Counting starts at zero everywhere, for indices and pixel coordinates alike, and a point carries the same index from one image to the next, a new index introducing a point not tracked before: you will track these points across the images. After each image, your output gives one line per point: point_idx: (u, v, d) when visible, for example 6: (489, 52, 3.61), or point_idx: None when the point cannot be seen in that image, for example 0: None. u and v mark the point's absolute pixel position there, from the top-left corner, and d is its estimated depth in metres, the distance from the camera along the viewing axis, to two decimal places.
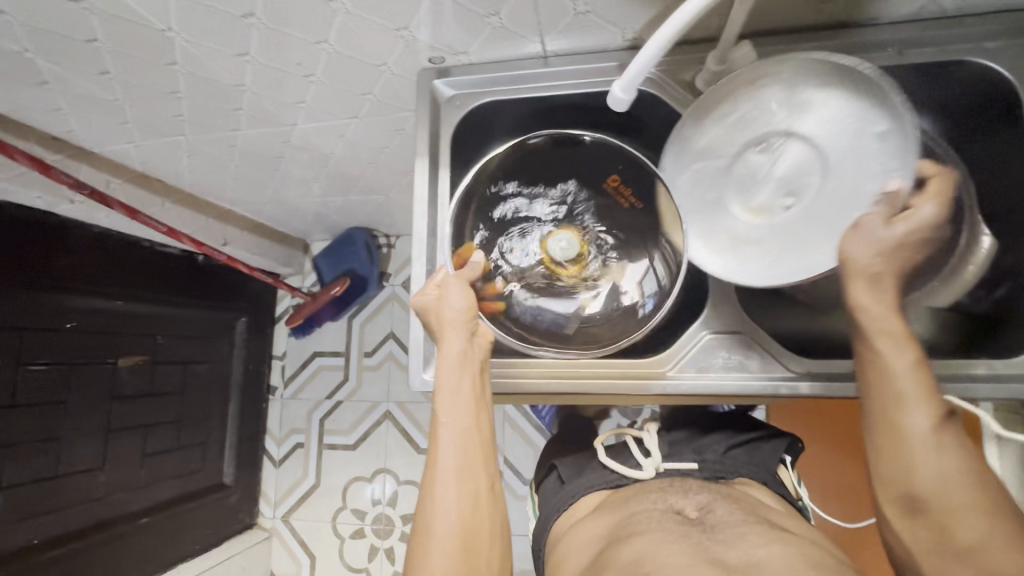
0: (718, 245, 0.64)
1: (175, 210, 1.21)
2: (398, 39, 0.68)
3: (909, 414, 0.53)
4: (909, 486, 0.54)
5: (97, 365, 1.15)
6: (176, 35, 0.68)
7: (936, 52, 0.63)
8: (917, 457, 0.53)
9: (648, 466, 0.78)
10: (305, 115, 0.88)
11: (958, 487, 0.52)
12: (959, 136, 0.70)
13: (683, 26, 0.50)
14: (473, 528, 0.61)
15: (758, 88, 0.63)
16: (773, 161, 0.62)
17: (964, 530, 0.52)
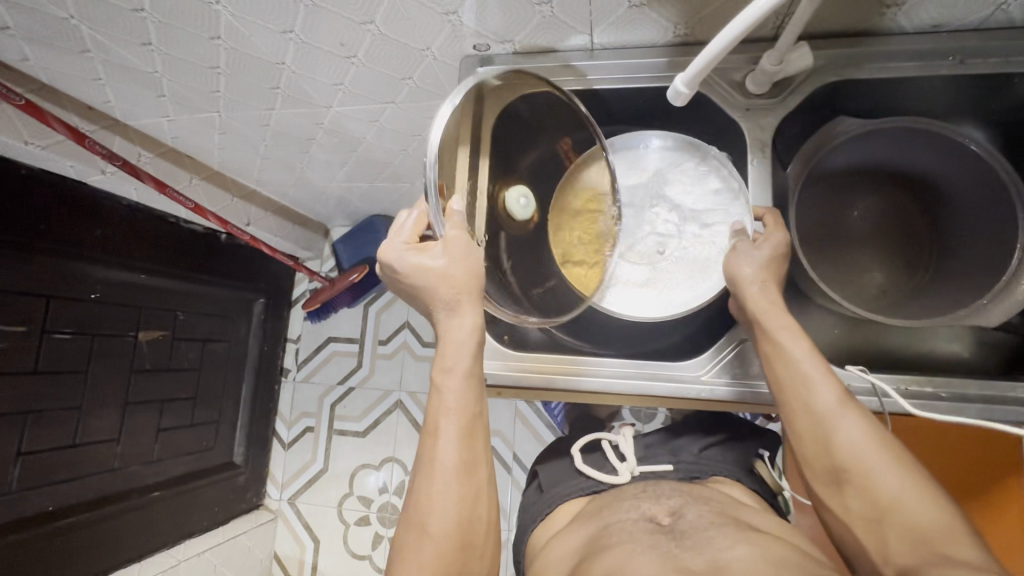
0: (614, 286, 0.74)
1: (202, 187, 1.21)
2: (445, 24, 0.67)
3: (818, 394, 0.58)
4: (836, 465, 0.57)
5: (118, 338, 1.15)
6: (223, 9, 0.68)
7: (999, 64, 0.62)
8: (833, 435, 0.57)
9: (622, 468, 0.78)
10: (341, 97, 0.88)
11: (881, 462, 0.55)
12: (1015, 152, 0.68)
13: (755, 21, 0.47)
14: (465, 520, 0.60)
15: (623, 157, 0.78)
16: (639, 220, 0.76)
17: (882, 495, 0.54)
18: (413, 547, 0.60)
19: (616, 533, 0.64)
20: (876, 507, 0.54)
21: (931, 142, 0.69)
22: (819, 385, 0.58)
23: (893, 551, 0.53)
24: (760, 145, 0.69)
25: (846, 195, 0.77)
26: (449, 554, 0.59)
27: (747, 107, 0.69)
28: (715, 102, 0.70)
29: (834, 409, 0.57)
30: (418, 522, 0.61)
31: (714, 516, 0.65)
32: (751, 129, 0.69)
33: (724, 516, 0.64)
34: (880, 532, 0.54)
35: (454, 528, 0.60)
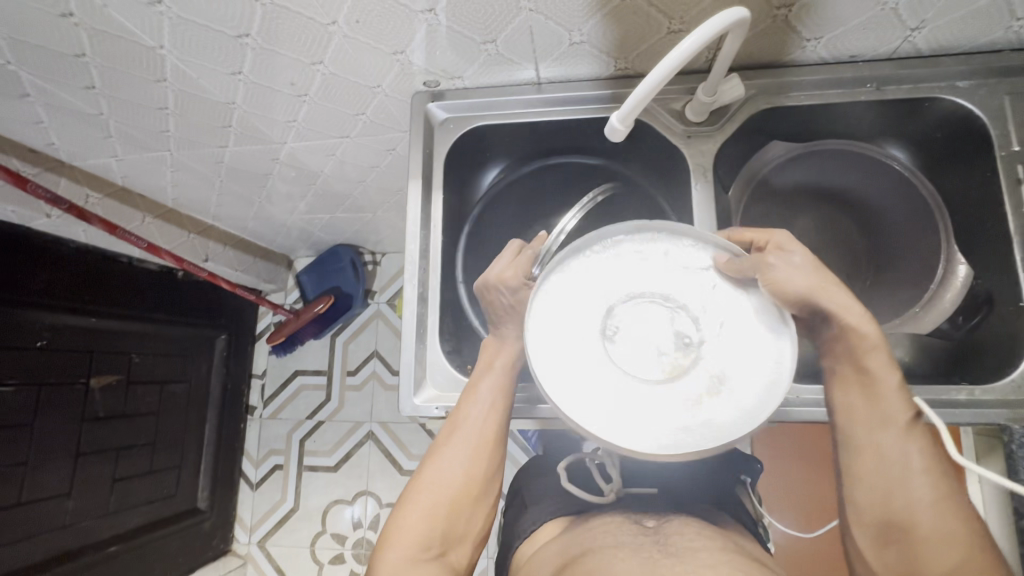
0: (691, 425, 0.52)
1: (156, 225, 1.18)
2: (394, 63, 0.69)
3: (898, 443, 0.55)
4: (894, 519, 0.54)
5: (68, 386, 1.10)
6: (169, 53, 0.68)
7: (911, 90, 0.67)
8: (902, 485, 0.54)
9: (609, 488, 0.76)
10: (296, 134, 0.88)
11: (948, 533, 0.52)
12: (935, 168, 0.73)
13: (691, 53, 0.50)
14: (469, 489, 0.63)
15: (540, 295, 0.57)
16: (644, 334, 0.57)
17: (936, 559, 0.52)
18: (419, 490, 0.62)
19: (598, 544, 0.64)
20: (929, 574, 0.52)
21: (853, 163, 0.75)
22: (895, 422, 0.56)
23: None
24: (703, 169, 0.70)
25: (785, 220, 0.78)
26: (448, 509, 0.61)
27: (687, 135, 0.71)
28: (659, 131, 0.72)
29: (911, 461, 0.55)
30: (429, 469, 0.64)
31: (703, 534, 0.65)
32: (692, 155, 0.71)
33: (700, 531, 0.66)
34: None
35: (459, 489, 0.62)
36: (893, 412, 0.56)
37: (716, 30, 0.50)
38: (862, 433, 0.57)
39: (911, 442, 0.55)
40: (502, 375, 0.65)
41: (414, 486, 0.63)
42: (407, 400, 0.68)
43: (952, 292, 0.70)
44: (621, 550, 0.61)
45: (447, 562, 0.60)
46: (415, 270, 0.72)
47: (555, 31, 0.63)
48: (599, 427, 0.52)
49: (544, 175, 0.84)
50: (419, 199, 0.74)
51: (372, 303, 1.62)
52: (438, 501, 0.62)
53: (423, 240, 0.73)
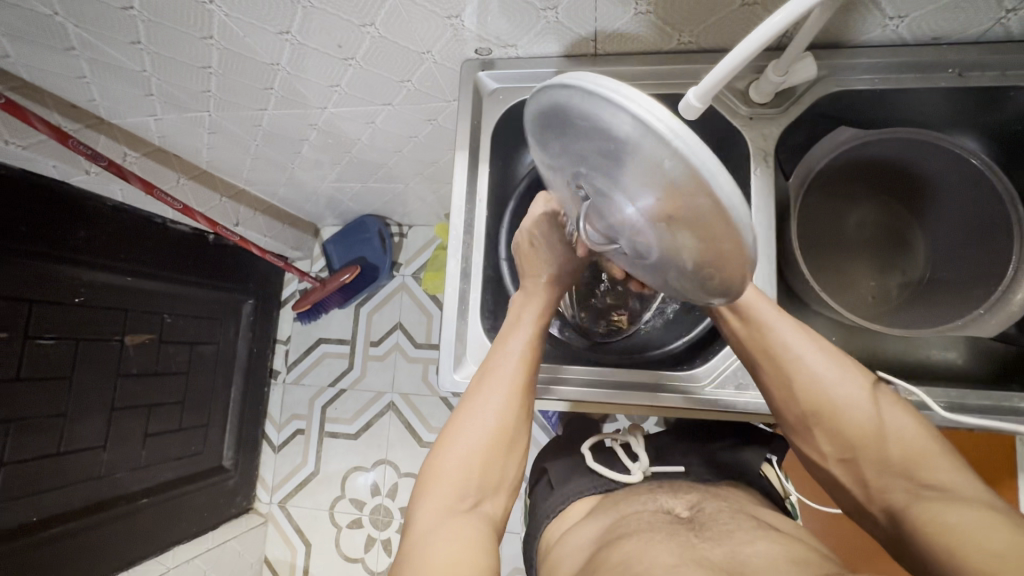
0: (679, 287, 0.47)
1: (190, 187, 1.18)
2: (447, 28, 0.66)
3: (792, 347, 0.58)
4: (813, 412, 0.57)
5: (103, 342, 1.12)
6: (217, 9, 0.66)
7: (997, 77, 0.63)
8: (803, 376, 0.57)
9: (636, 468, 0.78)
10: (337, 99, 0.86)
11: (866, 405, 0.56)
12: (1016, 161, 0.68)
13: (781, 29, 0.46)
14: (502, 437, 0.61)
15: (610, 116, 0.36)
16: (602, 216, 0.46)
17: (854, 427, 0.55)
18: (449, 442, 0.61)
19: (632, 528, 0.64)
20: (862, 450, 0.55)
21: (918, 151, 0.70)
22: (781, 330, 0.59)
23: (879, 487, 0.54)
24: (763, 154, 0.67)
25: (842, 196, 0.78)
26: (480, 458, 0.59)
27: (749, 117, 0.68)
28: (720, 112, 0.69)
29: (808, 356, 0.58)
30: (460, 420, 0.62)
31: (743, 514, 0.65)
32: (753, 138, 0.67)
33: (741, 513, 0.65)
34: (863, 473, 0.55)
35: (491, 438, 0.60)
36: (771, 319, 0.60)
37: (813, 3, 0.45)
38: (757, 345, 0.60)
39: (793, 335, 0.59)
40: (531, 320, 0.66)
41: (445, 440, 0.61)
42: (448, 375, 0.68)
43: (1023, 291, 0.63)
44: (655, 533, 0.61)
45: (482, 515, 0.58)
46: (459, 244, 0.70)
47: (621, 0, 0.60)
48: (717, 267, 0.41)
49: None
50: (465, 172, 0.72)
51: (398, 276, 1.61)
52: (470, 451, 0.60)
53: (468, 214, 0.71)
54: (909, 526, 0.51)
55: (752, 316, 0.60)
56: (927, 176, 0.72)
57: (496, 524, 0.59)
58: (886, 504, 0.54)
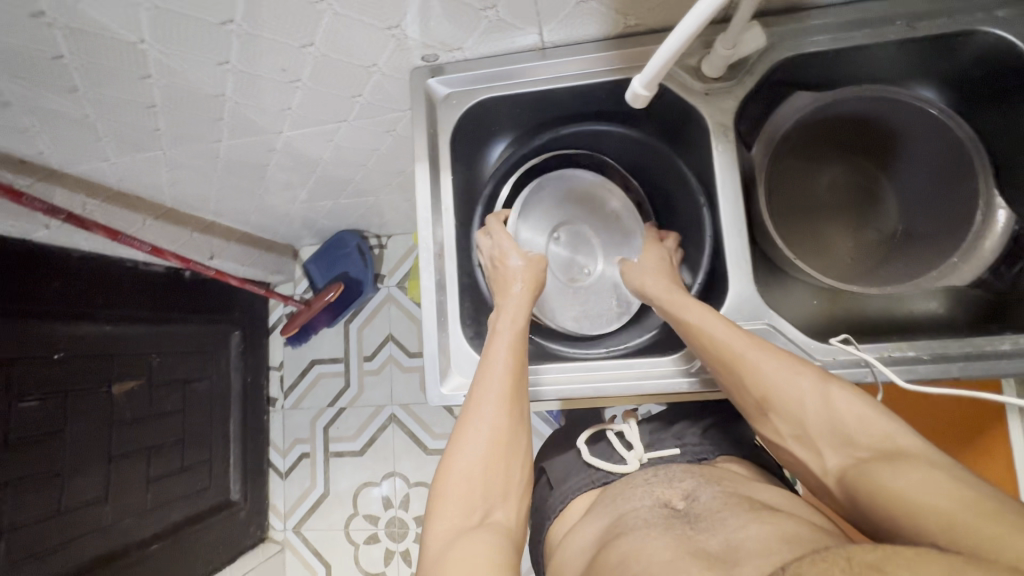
0: (606, 300, 0.82)
1: (157, 226, 1.16)
2: (390, 39, 0.65)
3: (731, 340, 0.60)
4: (762, 398, 0.59)
5: (91, 394, 1.10)
6: (151, 46, 0.63)
7: (944, 23, 0.63)
8: (754, 372, 0.59)
9: (632, 457, 0.79)
10: (291, 121, 0.84)
11: (803, 383, 0.57)
12: (978, 106, 0.67)
13: (710, 15, 0.46)
14: (496, 450, 0.58)
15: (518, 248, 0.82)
16: (573, 248, 0.84)
17: (806, 412, 0.56)
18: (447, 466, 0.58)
19: (631, 523, 0.65)
20: (808, 427, 0.56)
21: (884, 107, 0.71)
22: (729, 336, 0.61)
23: (830, 460, 0.55)
24: (723, 128, 0.67)
25: (810, 162, 0.77)
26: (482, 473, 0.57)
27: (705, 93, 0.67)
28: (675, 91, 0.69)
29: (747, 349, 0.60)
30: (458, 438, 0.59)
31: (736, 495, 0.65)
32: (711, 114, 0.67)
33: (733, 494, 0.66)
34: (815, 445, 0.56)
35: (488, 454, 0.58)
36: (699, 319, 0.63)
37: None
38: (704, 341, 0.62)
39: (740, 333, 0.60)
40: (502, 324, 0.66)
41: (444, 465, 0.58)
42: (434, 389, 0.66)
43: (989, 239, 0.66)
44: (655, 527, 0.62)
45: (498, 526, 0.55)
46: (429, 257, 0.69)
47: None
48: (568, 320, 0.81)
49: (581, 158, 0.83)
50: (427, 182, 0.70)
51: (383, 287, 1.60)
52: (476, 464, 0.57)
53: (435, 226, 0.70)
54: (864, 495, 0.50)
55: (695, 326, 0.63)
56: (896, 132, 0.73)
57: (512, 533, 0.56)
58: (837, 475, 0.54)
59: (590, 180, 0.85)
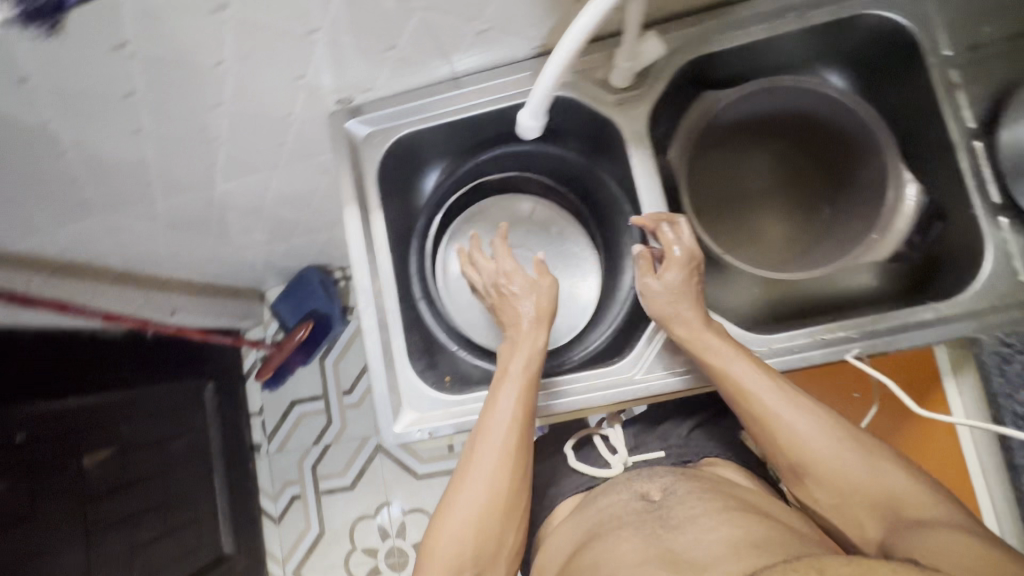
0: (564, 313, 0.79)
1: (112, 292, 1.15)
2: (300, 89, 0.65)
3: (763, 403, 0.59)
4: (797, 464, 0.58)
5: (62, 469, 1.06)
6: (59, 126, 0.63)
7: (832, 10, 0.65)
8: (791, 433, 0.58)
9: (616, 460, 0.80)
10: (224, 174, 0.84)
11: (844, 453, 0.57)
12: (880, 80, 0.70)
13: (597, 20, 0.47)
14: (493, 510, 0.60)
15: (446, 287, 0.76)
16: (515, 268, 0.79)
17: (839, 477, 0.56)
18: (446, 514, 0.61)
19: (608, 523, 0.66)
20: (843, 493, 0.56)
21: (793, 100, 0.73)
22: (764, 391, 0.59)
23: (869, 527, 0.56)
24: (638, 136, 0.68)
25: (736, 154, 0.79)
26: (477, 533, 0.59)
27: (617, 103, 0.69)
28: (588, 105, 0.70)
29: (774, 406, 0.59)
30: (455, 491, 0.62)
31: (698, 492, 0.67)
32: (625, 123, 0.68)
33: (696, 491, 0.67)
34: (853, 515, 0.56)
35: (486, 512, 0.60)
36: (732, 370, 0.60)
37: None
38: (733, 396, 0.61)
39: (775, 388, 0.59)
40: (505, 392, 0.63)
41: (444, 511, 0.61)
42: (389, 428, 0.67)
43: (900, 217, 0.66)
44: (627, 525, 0.63)
45: None
46: (368, 298, 0.69)
47: (456, 25, 0.60)
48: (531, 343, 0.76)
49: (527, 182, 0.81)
50: (357, 224, 0.70)
51: (353, 319, 1.60)
52: (470, 523, 0.59)
53: (371, 265, 0.70)
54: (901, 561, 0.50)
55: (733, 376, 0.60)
56: (817, 117, 0.74)
57: None
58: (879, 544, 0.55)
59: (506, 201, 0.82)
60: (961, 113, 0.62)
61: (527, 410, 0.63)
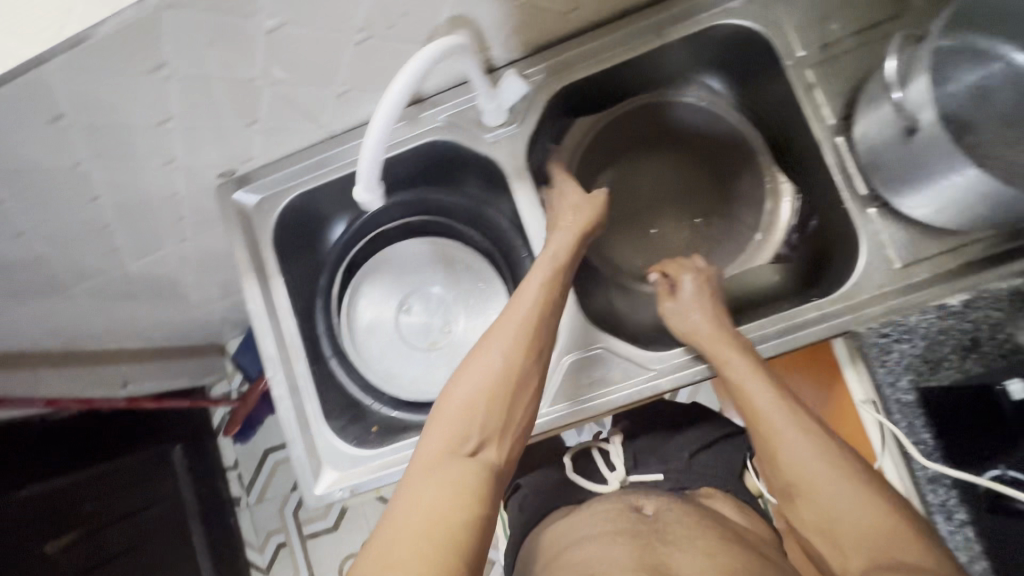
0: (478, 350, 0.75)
1: (56, 376, 1.10)
2: (174, 171, 0.65)
3: (769, 416, 0.57)
4: (789, 482, 0.55)
5: (25, 560, 1.04)
6: None
7: (688, 25, 0.66)
8: (787, 449, 0.55)
9: (612, 478, 0.79)
10: (131, 255, 0.83)
11: (838, 481, 0.53)
12: (753, 79, 0.71)
13: (407, 95, 0.46)
14: (502, 387, 0.54)
15: (355, 338, 0.75)
16: (424, 312, 0.77)
17: (828, 502, 0.53)
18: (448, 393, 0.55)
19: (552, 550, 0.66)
20: (828, 519, 0.53)
21: (681, 112, 0.78)
22: (763, 400, 0.58)
23: (852, 555, 0.51)
24: (519, 171, 0.69)
25: (633, 167, 0.82)
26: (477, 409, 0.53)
27: (494, 142, 0.69)
28: (469, 145, 0.70)
29: (776, 418, 0.57)
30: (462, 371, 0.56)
31: (625, 512, 0.68)
32: (506, 161, 0.69)
33: (623, 512, 0.68)
34: (838, 541, 0.52)
35: (492, 385, 0.54)
36: (740, 378, 0.59)
37: (426, 63, 0.46)
38: (739, 406, 0.59)
39: (776, 400, 0.57)
40: (526, 345, 0.56)
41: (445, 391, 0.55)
42: (311, 491, 0.67)
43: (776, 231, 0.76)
44: (616, 534, 0.63)
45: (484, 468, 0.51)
46: (277, 366, 0.70)
47: (313, 93, 0.60)
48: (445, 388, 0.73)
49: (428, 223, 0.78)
50: (257, 294, 0.71)
51: None
52: (473, 403, 0.53)
53: (276, 333, 0.71)
54: None
55: (739, 390, 0.59)
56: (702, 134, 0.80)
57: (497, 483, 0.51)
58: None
59: (410, 243, 0.78)
60: (821, 111, 0.63)
61: (553, 308, 0.59)
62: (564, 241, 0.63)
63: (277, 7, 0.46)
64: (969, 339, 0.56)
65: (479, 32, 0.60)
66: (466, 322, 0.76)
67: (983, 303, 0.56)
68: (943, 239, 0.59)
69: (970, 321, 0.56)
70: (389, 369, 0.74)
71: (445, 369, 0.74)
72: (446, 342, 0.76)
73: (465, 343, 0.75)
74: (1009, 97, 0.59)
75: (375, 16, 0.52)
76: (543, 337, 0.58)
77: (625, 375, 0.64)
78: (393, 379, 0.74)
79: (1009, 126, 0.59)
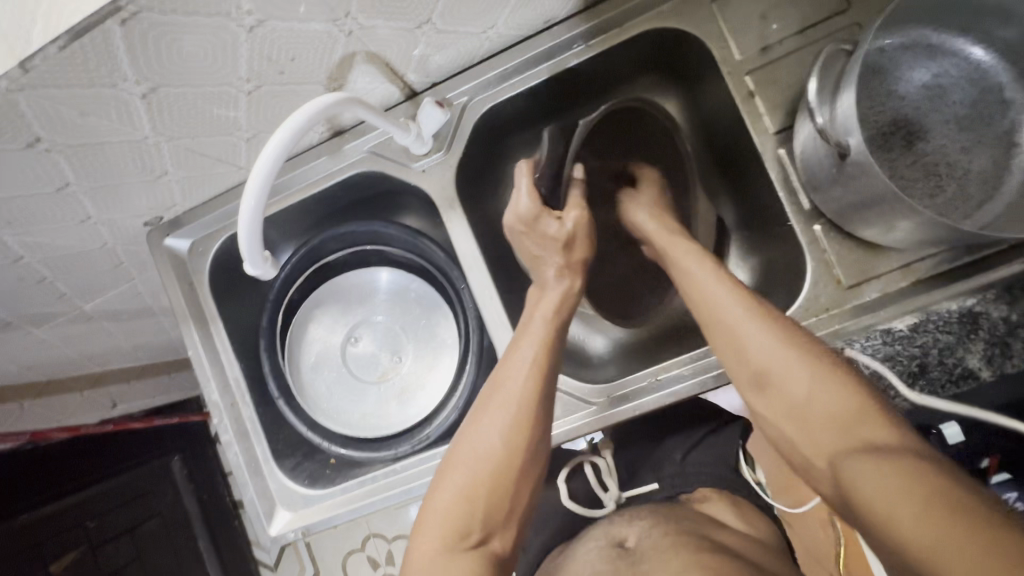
0: (425, 377, 0.74)
1: (41, 405, 0.96)
2: (95, 225, 0.63)
3: (723, 307, 0.52)
4: (752, 367, 0.50)
5: None
6: None
7: (618, 33, 0.62)
8: (738, 332, 0.51)
9: (609, 498, 0.70)
10: (82, 301, 0.81)
11: (799, 363, 0.47)
12: (695, 78, 0.66)
13: (285, 156, 0.45)
14: (509, 461, 0.52)
15: (299, 371, 0.75)
16: (373, 343, 0.75)
17: (787, 386, 0.48)
18: (451, 466, 0.53)
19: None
20: (793, 407, 0.48)
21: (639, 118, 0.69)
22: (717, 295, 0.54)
23: (822, 436, 0.46)
24: (449, 200, 0.66)
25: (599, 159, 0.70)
26: (485, 485, 0.51)
27: (423, 170, 0.66)
28: (398, 175, 0.67)
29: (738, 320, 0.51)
30: (467, 435, 0.54)
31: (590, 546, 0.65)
32: (435, 190, 0.66)
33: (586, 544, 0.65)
34: (807, 428, 0.47)
35: (498, 463, 0.52)
36: (694, 275, 0.56)
37: (302, 122, 0.44)
38: (694, 305, 0.55)
39: (726, 290, 0.53)
40: (526, 427, 0.53)
41: (451, 458, 0.53)
42: (264, 533, 0.68)
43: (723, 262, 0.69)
44: None
45: (492, 554, 0.50)
46: (223, 411, 0.70)
47: (219, 141, 0.57)
48: (393, 421, 0.73)
49: (369, 254, 0.76)
50: (197, 340, 0.71)
51: None
52: (475, 482, 0.51)
53: (218, 377, 0.71)
54: (851, 496, 0.41)
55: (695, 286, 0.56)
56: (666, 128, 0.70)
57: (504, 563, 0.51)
58: (830, 456, 0.45)
59: (346, 276, 0.77)
60: (762, 122, 0.58)
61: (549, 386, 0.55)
62: (565, 293, 0.60)
63: (143, 73, 0.44)
64: (916, 365, 0.55)
65: (388, 64, 0.56)
66: (412, 352, 0.75)
67: (933, 326, 0.53)
68: (888, 257, 0.55)
69: (919, 345, 0.54)
70: (335, 406, 0.74)
71: (395, 399, 0.74)
72: (395, 373, 0.75)
73: (412, 371, 0.74)
74: (966, 97, 0.54)
75: (259, 65, 0.49)
76: (544, 408, 0.54)
77: (567, 410, 0.63)
78: (338, 416, 0.73)
79: (961, 127, 0.54)
